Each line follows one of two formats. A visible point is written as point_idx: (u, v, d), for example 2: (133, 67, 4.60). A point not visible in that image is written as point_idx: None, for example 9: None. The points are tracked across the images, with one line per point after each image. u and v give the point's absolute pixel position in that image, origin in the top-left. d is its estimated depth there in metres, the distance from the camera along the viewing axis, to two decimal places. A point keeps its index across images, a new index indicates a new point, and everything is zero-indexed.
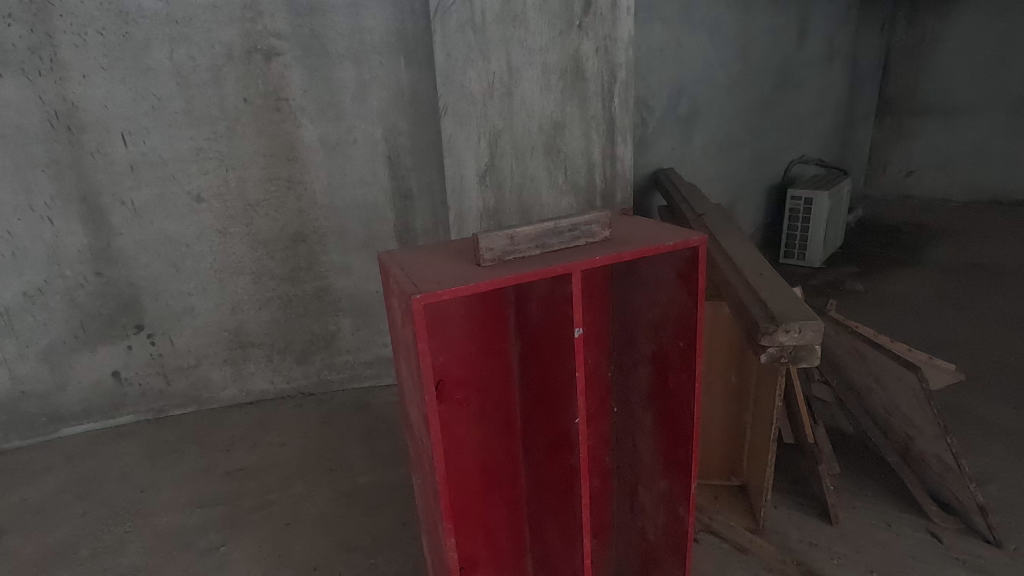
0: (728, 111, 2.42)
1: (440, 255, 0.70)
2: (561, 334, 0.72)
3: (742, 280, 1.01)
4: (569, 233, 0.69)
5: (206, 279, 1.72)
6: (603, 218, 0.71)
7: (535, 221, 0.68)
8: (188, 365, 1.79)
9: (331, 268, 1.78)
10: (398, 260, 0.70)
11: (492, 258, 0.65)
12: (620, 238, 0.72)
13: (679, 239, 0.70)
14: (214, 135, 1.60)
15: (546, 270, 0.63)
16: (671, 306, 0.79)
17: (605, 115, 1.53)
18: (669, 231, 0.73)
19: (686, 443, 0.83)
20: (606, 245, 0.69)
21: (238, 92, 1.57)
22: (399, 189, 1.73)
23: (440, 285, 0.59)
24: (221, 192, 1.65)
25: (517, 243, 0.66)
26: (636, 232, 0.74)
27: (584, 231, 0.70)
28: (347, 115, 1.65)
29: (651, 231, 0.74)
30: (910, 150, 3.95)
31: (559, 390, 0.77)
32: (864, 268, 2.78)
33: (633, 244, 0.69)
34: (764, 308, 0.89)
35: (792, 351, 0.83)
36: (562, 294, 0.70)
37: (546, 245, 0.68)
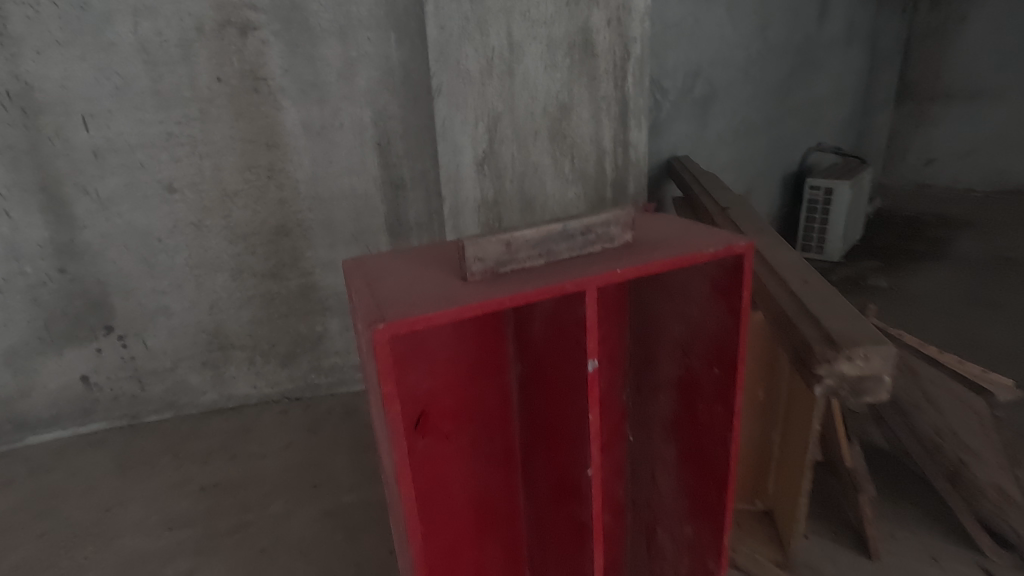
0: (746, 94, 2.26)
1: (418, 265, 0.56)
2: (570, 363, 0.59)
3: (783, 290, 0.87)
4: (582, 238, 0.55)
5: (181, 276, 1.59)
6: (623, 218, 0.57)
7: (539, 222, 0.54)
8: (164, 368, 1.66)
9: (318, 263, 1.65)
10: (364, 271, 0.56)
11: (482, 271, 0.51)
12: (646, 243, 0.58)
13: (720, 246, 0.56)
14: (185, 119, 1.45)
15: (553, 288, 0.48)
16: (704, 325, 0.66)
17: (617, 96, 1.39)
18: (707, 235, 0.59)
19: (719, 484, 0.70)
20: (630, 253, 0.55)
21: (211, 71, 1.42)
22: (390, 178, 1.59)
23: (412, 309, 0.45)
24: (194, 181, 1.51)
25: (514, 253, 0.52)
26: (663, 235, 0.60)
27: (600, 235, 0.56)
28: (332, 97, 1.50)
29: (684, 235, 0.60)
30: (931, 137, 3.77)
31: (567, 429, 0.63)
32: (887, 262, 2.63)
33: (662, 252, 0.54)
34: (815, 327, 0.75)
35: (854, 381, 0.69)
36: (572, 315, 0.56)
37: (552, 254, 0.54)
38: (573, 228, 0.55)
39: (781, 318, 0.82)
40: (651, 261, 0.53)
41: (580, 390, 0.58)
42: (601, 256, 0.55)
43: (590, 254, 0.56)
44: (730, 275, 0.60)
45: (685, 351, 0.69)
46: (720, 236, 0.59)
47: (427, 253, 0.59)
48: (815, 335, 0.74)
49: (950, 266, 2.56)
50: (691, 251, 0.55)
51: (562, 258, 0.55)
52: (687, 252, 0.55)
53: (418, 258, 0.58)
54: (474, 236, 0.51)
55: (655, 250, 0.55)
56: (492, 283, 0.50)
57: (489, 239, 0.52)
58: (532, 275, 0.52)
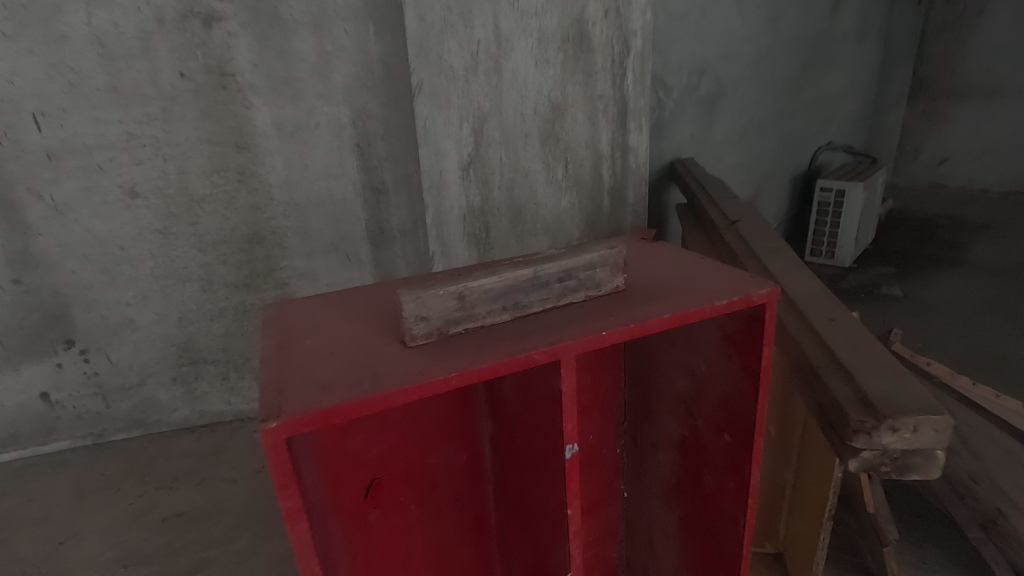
0: (754, 92, 2.14)
1: (346, 321, 0.62)
2: (547, 419, 0.59)
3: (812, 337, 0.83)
4: (555, 287, 0.59)
5: (146, 286, 1.47)
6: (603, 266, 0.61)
7: (505, 271, 0.58)
8: (130, 384, 1.56)
9: (294, 273, 1.53)
10: (296, 325, 0.63)
11: (424, 336, 0.55)
12: (637, 295, 0.60)
13: (734, 297, 0.55)
14: (146, 118, 1.34)
15: (505, 361, 0.50)
16: (712, 380, 0.64)
17: (616, 95, 1.33)
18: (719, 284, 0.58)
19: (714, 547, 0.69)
20: (602, 304, 0.59)
21: (174, 66, 1.31)
22: (371, 182, 1.48)
23: (321, 387, 0.48)
24: (158, 185, 1.39)
25: (476, 305, 0.57)
26: (653, 282, 0.63)
27: (575, 283, 0.60)
28: (307, 95, 1.38)
29: (685, 286, 0.59)
30: (944, 136, 3.64)
31: (545, 479, 0.64)
32: (901, 269, 2.52)
33: (643, 306, 0.57)
34: (851, 389, 0.71)
35: (898, 457, 0.66)
36: (545, 390, 0.58)
37: (518, 305, 0.58)
38: (550, 278, 0.59)
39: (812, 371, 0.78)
40: (630, 318, 0.54)
41: (555, 445, 0.59)
42: (590, 313, 0.57)
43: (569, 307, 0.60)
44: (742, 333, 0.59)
45: (691, 409, 0.68)
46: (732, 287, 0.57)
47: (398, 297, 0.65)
48: (849, 397, 0.71)
49: (968, 273, 2.45)
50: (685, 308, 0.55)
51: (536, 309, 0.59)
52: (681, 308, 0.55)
53: (353, 312, 0.64)
54: (427, 290, 0.55)
55: (652, 306, 0.56)
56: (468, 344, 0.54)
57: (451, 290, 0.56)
58: (518, 338, 0.54)
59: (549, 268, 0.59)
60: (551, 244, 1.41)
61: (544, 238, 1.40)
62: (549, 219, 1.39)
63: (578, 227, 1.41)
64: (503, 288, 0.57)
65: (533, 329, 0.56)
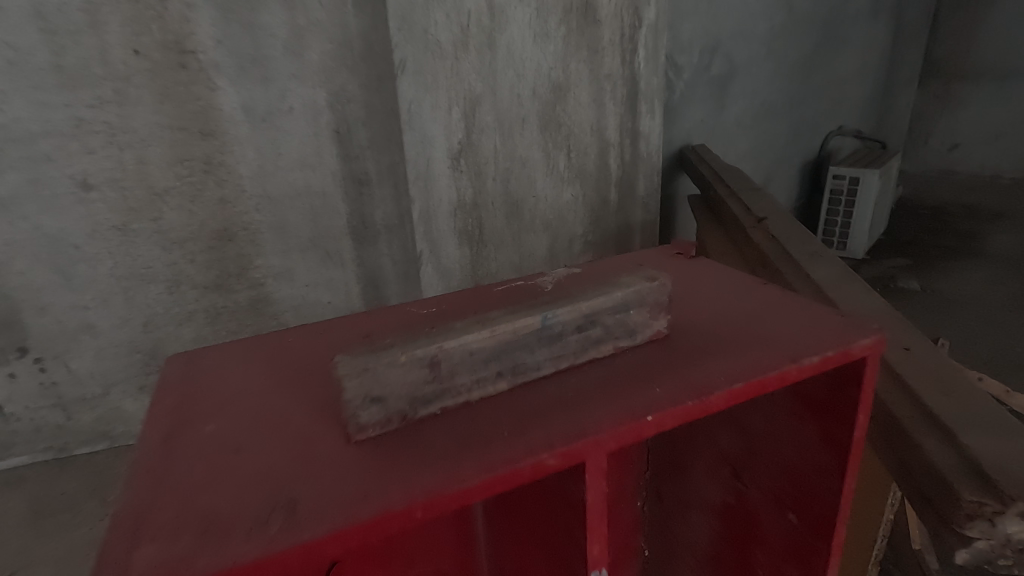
0: (767, 73, 2.00)
1: (265, 393, 0.59)
2: (563, 518, 0.56)
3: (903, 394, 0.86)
4: (567, 339, 0.59)
5: (105, 289, 1.32)
6: (633, 309, 0.62)
7: (488, 327, 0.55)
8: (93, 395, 1.42)
9: (270, 273, 1.39)
10: (194, 396, 0.59)
11: (366, 439, 0.50)
12: (686, 348, 0.61)
13: (828, 351, 0.57)
14: (97, 101, 1.17)
15: (495, 481, 0.45)
16: (767, 442, 0.70)
17: (625, 75, 1.42)
18: (787, 337, 0.61)
19: None
20: (634, 360, 0.59)
21: (126, 41, 1.15)
22: (352, 172, 1.34)
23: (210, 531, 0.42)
24: (115, 177, 1.23)
25: (456, 371, 0.54)
26: (694, 328, 0.65)
27: (601, 330, 0.61)
28: (279, 75, 1.23)
29: (750, 337, 0.61)
30: (956, 119, 3.50)
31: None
32: (917, 261, 2.42)
33: (696, 367, 0.57)
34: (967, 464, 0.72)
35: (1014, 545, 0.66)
36: (562, 495, 0.55)
37: (516, 365, 0.56)
38: (570, 327, 0.59)
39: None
40: (676, 386, 0.54)
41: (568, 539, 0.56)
42: (640, 372, 0.57)
43: (604, 359, 0.60)
44: (821, 395, 0.63)
45: (739, 470, 0.73)
46: (816, 339, 0.60)
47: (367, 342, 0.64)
48: (949, 465, 0.73)
49: (985, 267, 2.35)
50: (763, 369, 0.55)
51: (546, 363, 0.58)
52: (757, 371, 0.55)
53: (273, 378, 0.61)
54: (406, 349, 0.52)
55: (720, 364, 0.57)
56: (504, 409, 0.53)
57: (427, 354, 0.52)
58: (566, 406, 0.53)
59: (559, 316, 0.58)
60: (551, 241, 1.51)
61: (544, 234, 1.49)
62: (548, 214, 1.48)
63: (581, 221, 1.52)
64: (508, 340, 0.56)
65: (563, 394, 0.55)
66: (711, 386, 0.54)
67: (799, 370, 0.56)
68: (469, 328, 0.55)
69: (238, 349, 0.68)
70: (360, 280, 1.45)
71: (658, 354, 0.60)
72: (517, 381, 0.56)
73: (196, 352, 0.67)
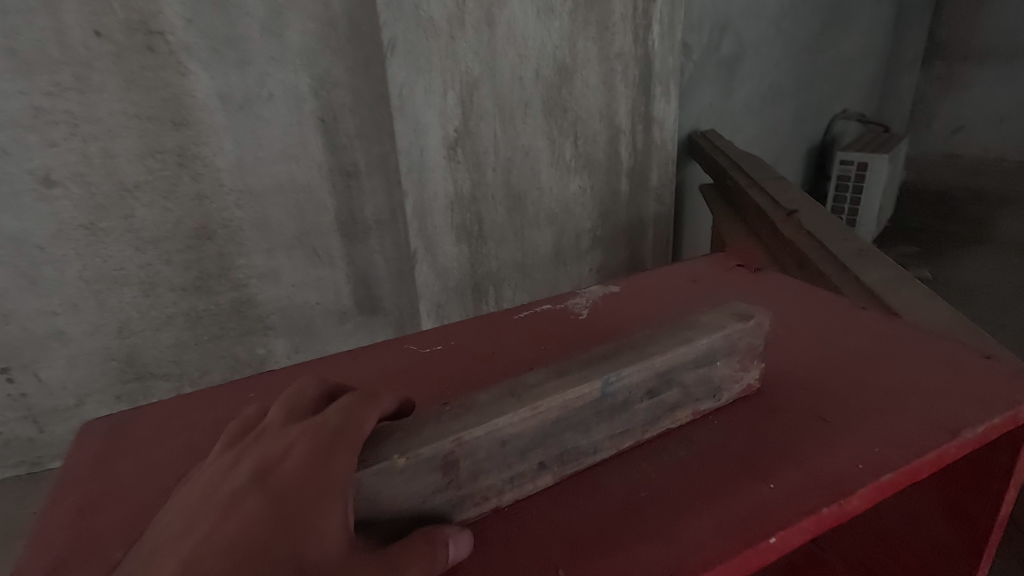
0: (776, 54, 1.91)
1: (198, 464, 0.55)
2: None
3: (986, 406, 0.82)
4: (631, 412, 0.52)
5: (74, 293, 1.20)
6: (710, 369, 0.56)
7: (534, 405, 0.49)
8: (67, 406, 1.30)
9: (253, 273, 1.28)
10: (112, 472, 0.55)
11: None
12: (796, 416, 0.54)
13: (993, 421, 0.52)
14: (55, 88, 1.04)
15: None
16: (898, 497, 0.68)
17: (640, 52, 1.34)
18: (939, 406, 0.54)
19: None
20: (730, 434, 0.53)
21: (84, 22, 1.02)
22: (339, 164, 1.23)
23: None
24: (80, 171, 1.11)
25: (500, 454, 0.48)
26: (796, 382, 0.59)
27: (678, 396, 0.54)
28: (256, 58, 1.11)
29: (888, 401, 0.55)
30: (962, 101, 3.41)
31: None
32: (924, 250, 2.37)
33: (821, 443, 0.51)
34: None
35: None
36: None
37: (565, 451, 0.50)
38: (632, 391, 0.53)
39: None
40: (796, 481, 0.47)
41: None
42: (742, 452, 0.51)
43: (693, 426, 0.55)
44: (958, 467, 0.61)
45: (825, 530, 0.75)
46: (987, 407, 0.53)
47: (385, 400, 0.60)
48: None
49: (994, 255, 2.30)
50: (912, 451, 0.49)
51: (603, 443, 0.52)
52: (906, 455, 0.49)
53: (195, 445, 0.58)
54: (448, 429, 0.47)
55: (851, 439, 0.51)
56: (597, 503, 0.48)
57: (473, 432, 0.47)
58: (667, 505, 0.46)
59: (625, 382, 0.52)
60: (556, 235, 1.45)
61: (549, 229, 1.43)
62: (554, 207, 1.41)
63: (590, 216, 1.47)
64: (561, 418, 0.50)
65: (635, 493, 0.48)
66: (853, 479, 0.47)
67: (959, 447, 0.50)
68: (503, 406, 0.49)
69: (183, 409, 0.63)
70: (350, 279, 1.35)
71: (758, 419, 0.54)
72: (569, 471, 0.51)
73: (119, 415, 0.63)
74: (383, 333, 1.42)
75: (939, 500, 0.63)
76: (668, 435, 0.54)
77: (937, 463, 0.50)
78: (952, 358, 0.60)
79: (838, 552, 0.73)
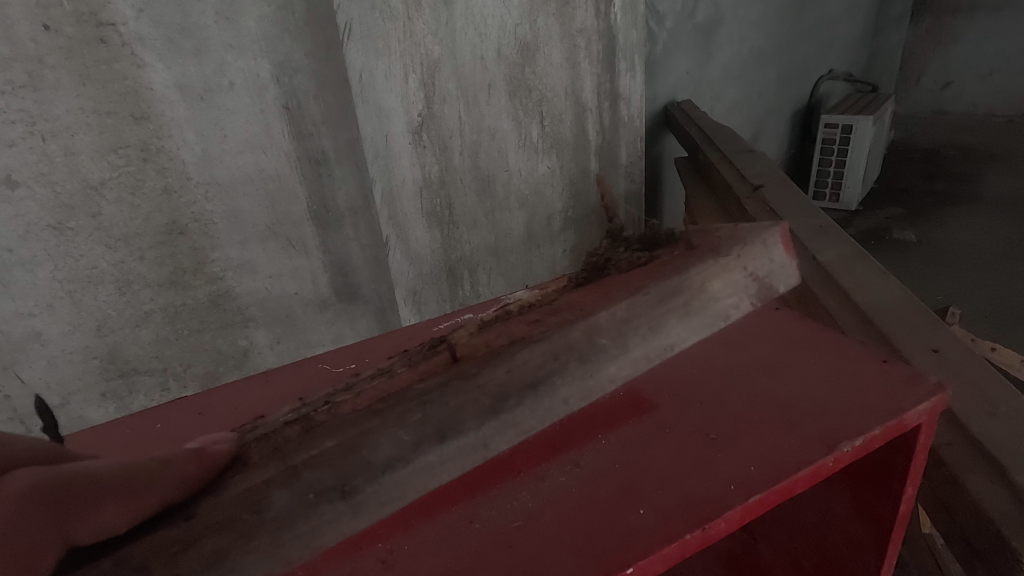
0: (754, 18, 1.90)
1: None
2: None
3: (909, 331, 0.94)
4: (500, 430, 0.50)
5: (49, 293, 1.04)
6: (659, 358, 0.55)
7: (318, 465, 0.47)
8: (53, 405, 1.11)
9: (229, 265, 1.17)
10: None
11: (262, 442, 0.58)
12: (685, 431, 0.55)
13: (866, 435, 0.52)
14: (7, 86, 0.90)
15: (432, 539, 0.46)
16: (876, 463, 0.62)
17: (604, 27, 1.36)
18: (831, 415, 0.54)
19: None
20: (615, 455, 0.54)
21: (30, 15, 0.88)
22: (307, 152, 1.15)
23: None
24: (42, 170, 0.96)
25: (314, 510, 0.45)
26: (685, 398, 0.59)
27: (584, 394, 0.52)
28: (213, 46, 1.01)
29: (777, 412, 0.56)
30: (950, 56, 3.34)
31: None
32: (912, 211, 2.37)
33: (698, 465, 0.51)
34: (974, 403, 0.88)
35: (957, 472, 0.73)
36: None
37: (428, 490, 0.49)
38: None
39: (942, 468, 0.75)
40: (666, 505, 0.48)
41: None
42: (626, 477, 0.51)
43: (583, 446, 0.55)
44: (866, 468, 0.63)
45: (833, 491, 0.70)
46: (874, 417, 0.54)
47: None
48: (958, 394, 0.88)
49: (982, 213, 2.30)
50: (788, 468, 0.50)
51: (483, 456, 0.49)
52: (779, 471, 0.49)
53: (159, 428, 0.64)
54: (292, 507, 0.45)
55: (731, 458, 0.51)
56: (466, 540, 0.48)
57: (326, 491, 0.46)
58: (543, 537, 0.47)
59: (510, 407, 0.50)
60: (528, 218, 1.46)
61: (520, 211, 1.44)
62: (523, 188, 1.42)
63: (559, 194, 1.47)
64: (396, 462, 0.47)
65: (510, 523, 0.49)
66: (723, 500, 0.48)
67: (836, 460, 0.51)
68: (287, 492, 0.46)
69: (90, 440, 0.63)
70: (328, 268, 1.28)
71: (646, 440, 0.55)
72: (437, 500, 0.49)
73: None
74: (364, 322, 1.38)
75: (846, 497, 0.67)
76: (556, 459, 0.54)
77: (813, 478, 0.50)
78: (851, 363, 0.61)
79: (768, 541, 0.80)
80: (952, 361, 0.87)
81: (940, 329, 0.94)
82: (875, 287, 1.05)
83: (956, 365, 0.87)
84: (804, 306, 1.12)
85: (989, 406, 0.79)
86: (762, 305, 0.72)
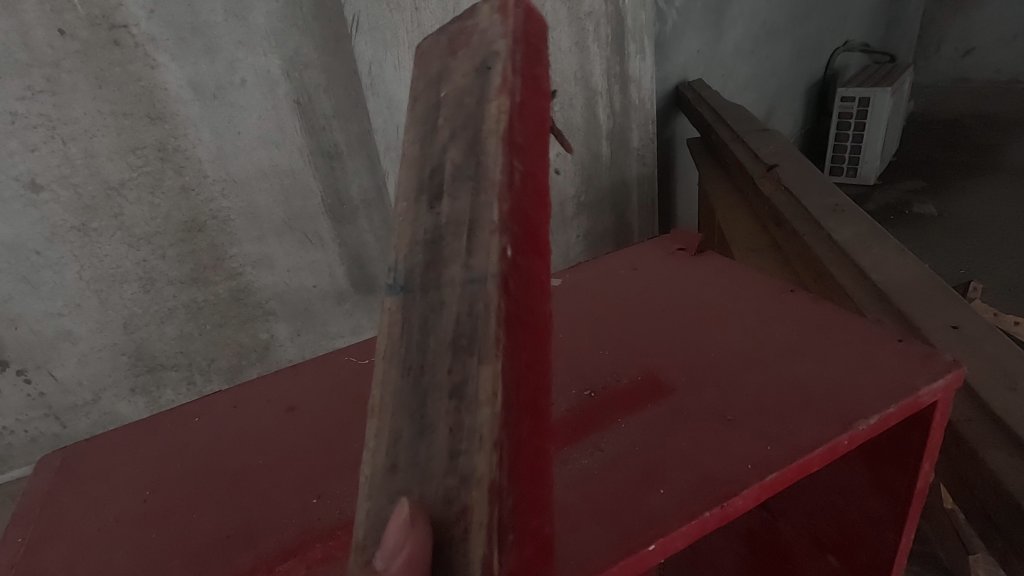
0: None
1: (151, 479, 0.59)
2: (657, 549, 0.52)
3: (929, 308, 0.93)
4: (451, 240, 0.38)
5: (76, 294, 1.07)
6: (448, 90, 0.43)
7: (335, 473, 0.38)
8: (86, 401, 1.15)
9: (248, 260, 1.19)
10: (66, 503, 0.58)
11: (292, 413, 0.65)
12: (702, 414, 0.56)
13: (880, 414, 0.52)
14: (27, 92, 0.92)
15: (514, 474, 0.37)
16: (900, 444, 0.61)
17: (612, 7, 1.34)
18: (845, 393, 0.55)
19: (841, 556, 0.73)
20: (636, 436, 0.55)
21: (46, 22, 0.90)
22: (319, 146, 1.16)
23: (91, 509, 0.57)
24: (64, 172, 0.99)
25: None
26: (700, 377, 0.60)
27: (460, 149, 0.40)
28: (223, 43, 1.02)
29: (793, 393, 0.56)
30: (971, 23, 3.23)
31: None
32: (932, 184, 2.32)
33: (716, 446, 0.52)
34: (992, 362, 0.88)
35: (975, 446, 0.72)
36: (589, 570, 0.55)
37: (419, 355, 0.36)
38: None
39: (962, 444, 0.74)
40: (684, 484, 0.49)
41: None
42: (646, 458, 0.52)
43: (604, 431, 0.56)
44: (882, 445, 0.63)
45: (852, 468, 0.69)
46: (889, 396, 0.54)
47: (332, 413, 0.64)
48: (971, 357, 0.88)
49: (1006, 185, 2.23)
50: (804, 447, 0.50)
51: (471, 264, 0.36)
52: (797, 450, 0.50)
53: (196, 419, 0.66)
54: None
55: (748, 438, 0.52)
56: None
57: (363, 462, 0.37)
58: (567, 516, 0.48)
59: (404, 269, 0.39)
60: None
61: None
62: None
63: (572, 180, 1.46)
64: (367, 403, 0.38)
65: None
66: (741, 480, 0.48)
67: (851, 439, 0.51)
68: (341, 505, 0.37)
69: (134, 433, 0.66)
70: (344, 260, 1.29)
71: (663, 424, 0.55)
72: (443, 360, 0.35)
73: (70, 447, 0.65)
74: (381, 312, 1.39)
75: (865, 475, 0.67)
76: (579, 443, 0.55)
77: (829, 456, 0.51)
78: (865, 343, 0.60)
79: (788, 521, 0.80)
80: (970, 338, 0.86)
81: (961, 306, 0.92)
82: (894, 265, 1.03)
83: (975, 341, 0.86)
84: (823, 286, 1.11)
85: (1008, 382, 0.78)
86: (777, 287, 0.72)
